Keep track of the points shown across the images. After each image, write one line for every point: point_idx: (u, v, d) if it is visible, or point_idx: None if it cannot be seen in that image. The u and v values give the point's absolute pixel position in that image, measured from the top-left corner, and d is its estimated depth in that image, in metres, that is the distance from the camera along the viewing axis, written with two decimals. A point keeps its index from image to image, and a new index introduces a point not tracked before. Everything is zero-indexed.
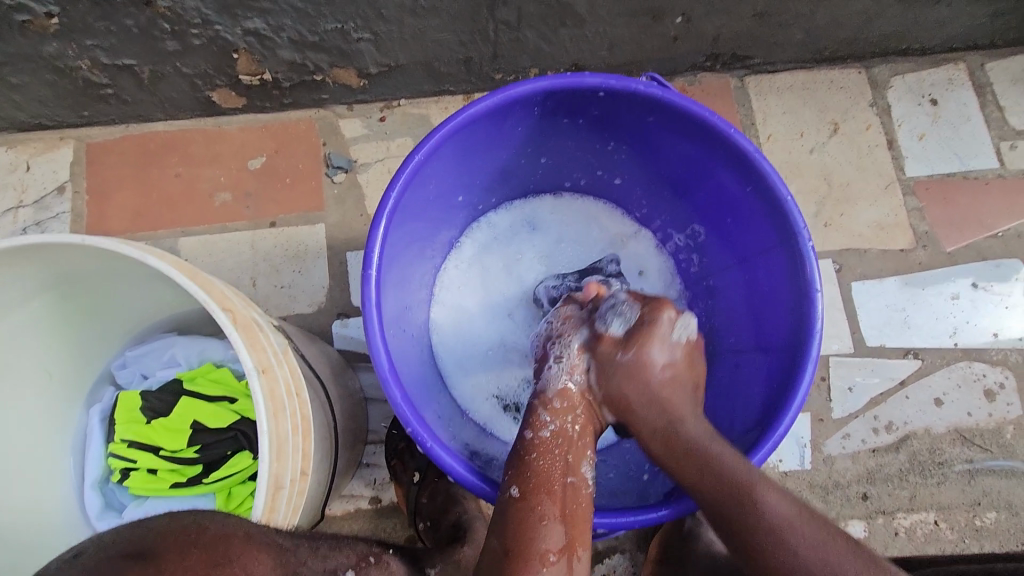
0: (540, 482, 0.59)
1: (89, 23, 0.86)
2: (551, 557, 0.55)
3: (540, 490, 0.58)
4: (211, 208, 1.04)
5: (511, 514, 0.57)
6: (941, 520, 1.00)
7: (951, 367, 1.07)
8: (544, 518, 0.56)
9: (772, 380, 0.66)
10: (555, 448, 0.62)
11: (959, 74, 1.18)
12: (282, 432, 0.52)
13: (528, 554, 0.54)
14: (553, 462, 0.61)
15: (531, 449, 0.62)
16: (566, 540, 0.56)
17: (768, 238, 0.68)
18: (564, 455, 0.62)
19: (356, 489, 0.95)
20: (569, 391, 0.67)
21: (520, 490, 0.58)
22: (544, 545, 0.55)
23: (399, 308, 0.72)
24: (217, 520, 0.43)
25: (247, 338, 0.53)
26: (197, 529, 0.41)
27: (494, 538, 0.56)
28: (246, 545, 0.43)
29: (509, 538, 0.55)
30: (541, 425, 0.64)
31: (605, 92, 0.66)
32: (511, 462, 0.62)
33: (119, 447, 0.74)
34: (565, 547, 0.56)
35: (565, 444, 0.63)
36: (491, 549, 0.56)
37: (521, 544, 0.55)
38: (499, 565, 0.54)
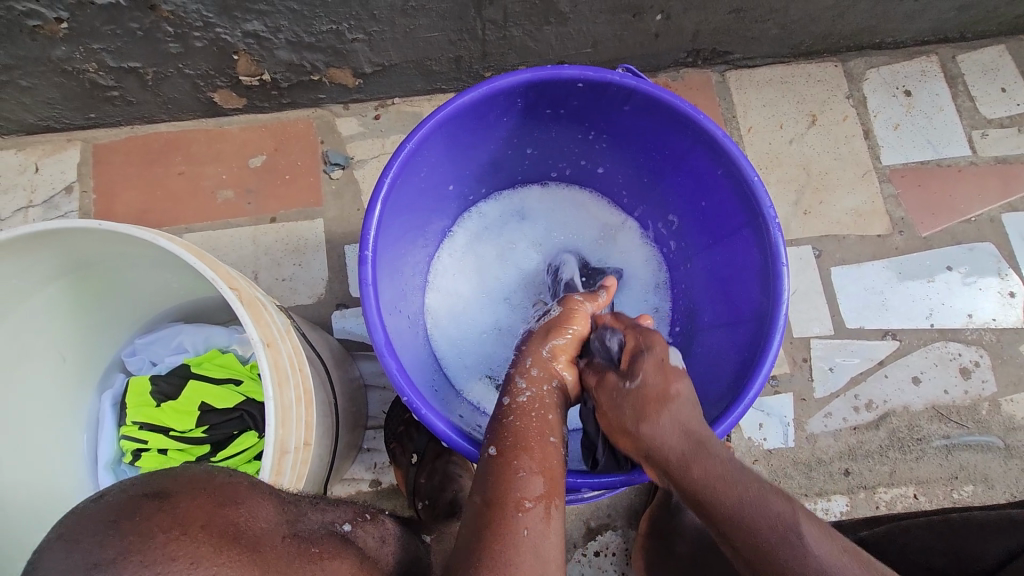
0: (517, 439, 0.61)
1: (96, 27, 0.90)
2: (526, 504, 0.56)
3: (518, 445, 0.61)
4: (213, 205, 1.08)
5: (489, 470, 0.59)
6: (920, 493, 1.04)
7: (928, 347, 1.11)
8: (521, 470, 0.58)
9: (744, 351, 0.70)
10: (532, 410, 0.65)
11: (931, 66, 1.23)
12: (286, 401, 0.56)
13: (506, 503, 0.56)
14: (531, 422, 0.63)
15: (508, 411, 0.64)
16: (543, 489, 0.58)
17: (739, 217, 0.72)
18: (542, 418, 0.64)
19: (356, 473, 0.99)
20: (541, 362, 0.71)
21: (497, 449, 0.61)
22: (520, 494, 0.57)
23: (395, 290, 0.76)
24: (227, 470, 0.47)
25: (252, 314, 0.57)
26: (206, 476, 0.45)
27: (475, 492, 0.59)
28: (251, 492, 0.47)
29: (488, 490, 0.58)
30: (518, 390, 0.67)
31: (584, 83, 0.70)
32: (491, 423, 0.65)
33: (130, 429, 0.77)
34: (542, 495, 0.57)
35: (542, 407, 0.65)
36: (473, 502, 0.58)
37: (498, 493, 0.57)
38: (479, 515, 0.57)
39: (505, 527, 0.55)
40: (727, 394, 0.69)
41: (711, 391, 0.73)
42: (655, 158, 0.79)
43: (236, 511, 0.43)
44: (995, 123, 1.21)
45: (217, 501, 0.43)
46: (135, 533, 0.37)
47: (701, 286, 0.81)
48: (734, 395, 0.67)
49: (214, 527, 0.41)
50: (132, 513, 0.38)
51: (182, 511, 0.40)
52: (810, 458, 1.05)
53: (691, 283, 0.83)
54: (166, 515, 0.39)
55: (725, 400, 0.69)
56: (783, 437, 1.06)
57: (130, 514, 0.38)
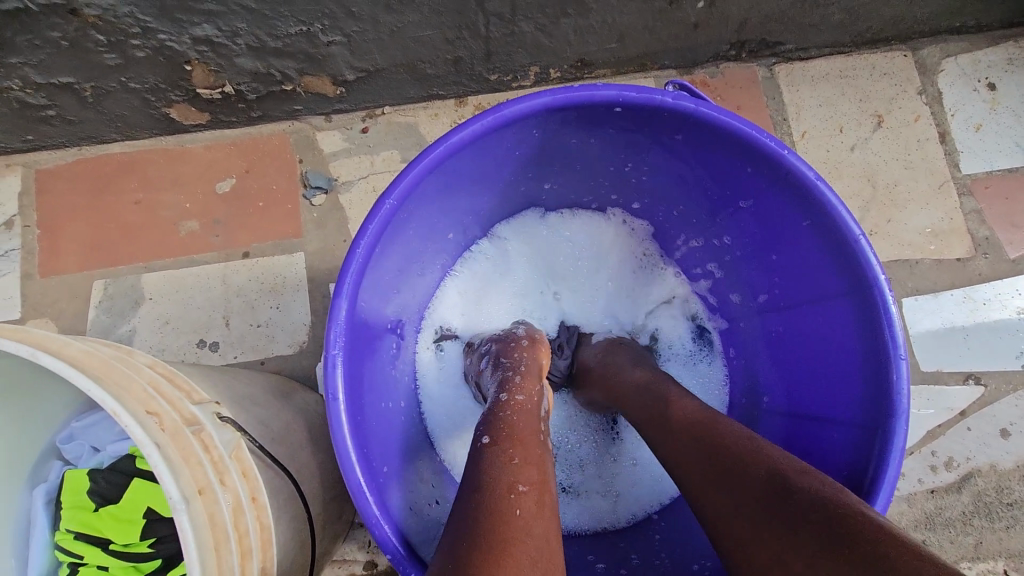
0: (512, 429, 0.50)
1: (8, 38, 0.73)
2: (519, 487, 0.44)
3: (511, 436, 0.49)
4: (176, 238, 0.93)
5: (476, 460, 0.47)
6: (1011, 569, 0.89)
7: (1018, 393, 0.94)
8: (513, 458, 0.46)
9: (846, 460, 0.54)
10: (533, 412, 0.53)
11: (1019, 54, 1.04)
12: (227, 571, 0.42)
13: (494, 483, 0.44)
14: (526, 420, 0.52)
15: (505, 407, 0.53)
16: (537, 477, 0.46)
17: (830, 282, 0.55)
18: (536, 419, 0.53)
19: (349, 553, 0.85)
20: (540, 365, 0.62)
21: (491, 438, 0.49)
22: (513, 478, 0.45)
23: (378, 375, 0.60)
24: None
25: (178, 453, 0.41)
26: None
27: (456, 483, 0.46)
28: None
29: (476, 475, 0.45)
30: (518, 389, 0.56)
31: (624, 108, 0.53)
32: (483, 418, 0.53)
33: (63, 539, 0.63)
34: (538, 484, 0.45)
35: (538, 416, 0.54)
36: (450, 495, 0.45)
37: (488, 476, 0.45)
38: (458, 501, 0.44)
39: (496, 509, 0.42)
40: None
41: None
42: (706, 197, 0.63)
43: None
44: None
45: None
46: None
47: (772, 357, 0.64)
48: None
49: None
50: None
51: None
52: None
53: (753, 350, 0.67)
54: None
55: None
56: None
57: None
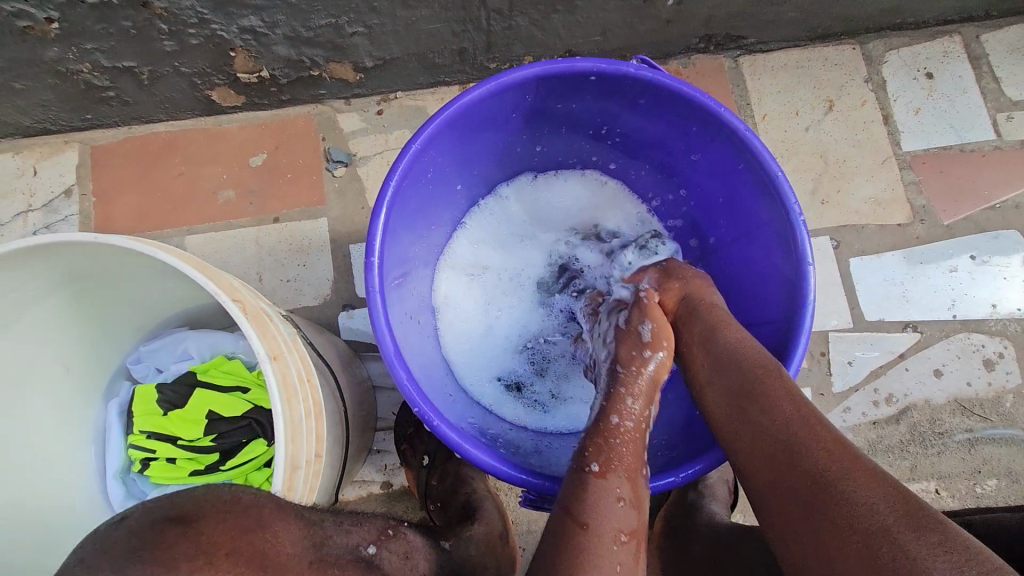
0: (620, 466, 0.59)
1: (88, 26, 0.87)
2: (622, 537, 0.55)
3: (620, 471, 0.59)
4: (214, 205, 1.06)
5: (589, 486, 0.57)
6: (942, 488, 1.02)
7: (950, 339, 1.08)
8: (620, 499, 0.57)
9: (770, 352, 0.68)
10: (639, 441, 0.62)
11: (954, 47, 1.18)
12: (296, 417, 0.55)
13: (600, 529, 0.55)
14: (633, 448, 0.62)
15: (621, 438, 0.62)
16: (637, 523, 0.56)
17: (761, 214, 0.69)
18: (641, 448, 0.62)
19: (367, 475, 0.97)
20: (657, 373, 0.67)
21: (600, 467, 0.59)
22: (618, 525, 0.55)
23: (405, 296, 0.74)
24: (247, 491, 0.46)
25: (258, 327, 0.55)
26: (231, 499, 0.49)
27: (568, 505, 0.57)
28: (273, 515, 0.51)
29: (589, 513, 0.55)
30: (628, 413, 0.64)
31: (597, 76, 0.67)
32: (591, 435, 0.62)
33: (137, 438, 0.76)
34: (636, 531, 0.56)
35: (643, 438, 0.63)
36: (562, 516, 0.56)
37: (598, 518, 0.55)
38: (571, 531, 0.55)
39: (599, 555, 0.54)
40: None
41: None
42: (668, 154, 0.77)
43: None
44: (1021, 105, 1.16)
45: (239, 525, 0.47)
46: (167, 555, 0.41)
47: (724, 282, 0.79)
48: None
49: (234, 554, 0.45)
50: (160, 538, 0.42)
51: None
52: None
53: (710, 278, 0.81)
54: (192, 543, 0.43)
55: None
56: None
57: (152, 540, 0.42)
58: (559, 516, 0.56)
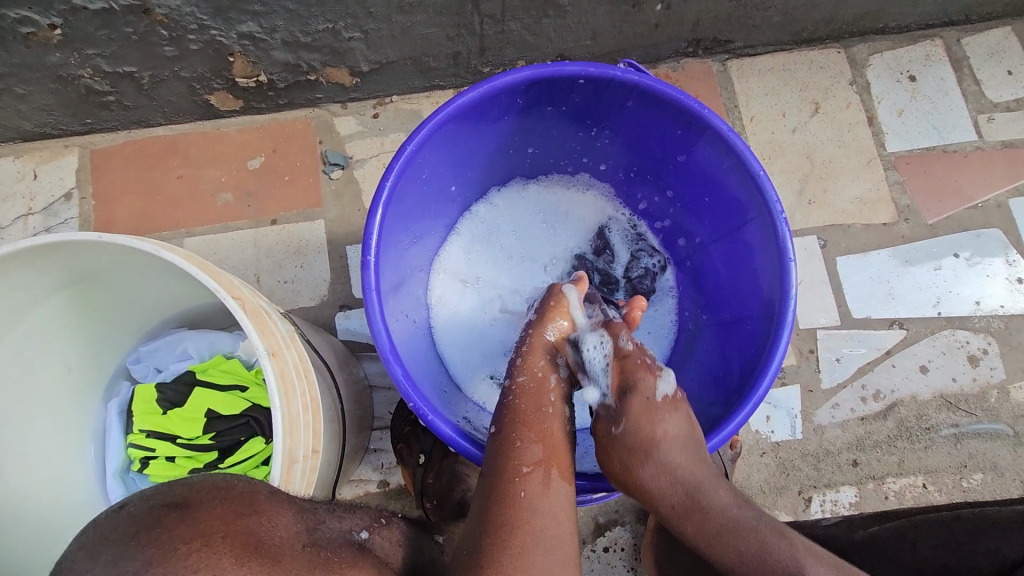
0: (516, 413, 0.63)
1: (90, 32, 0.89)
2: (525, 470, 0.59)
3: (516, 420, 0.63)
4: (213, 208, 1.08)
5: (489, 443, 0.61)
6: (929, 482, 1.04)
7: (935, 336, 1.10)
8: (519, 441, 0.61)
9: (754, 347, 0.70)
10: (534, 385, 0.66)
11: (935, 50, 1.21)
12: (293, 412, 0.56)
13: (503, 471, 0.59)
14: (531, 396, 0.65)
15: (509, 392, 0.66)
16: (539, 455, 0.60)
17: (745, 212, 0.72)
18: (542, 395, 0.65)
19: (364, 473, 0.99)
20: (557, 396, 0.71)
21: (498, 425, 0.63)
22: (518, 462, 0.59)
23: (400, 296, 0.76)
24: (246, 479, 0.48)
25: (257, 323, 0.57)
26: (227, 485, 0.46)
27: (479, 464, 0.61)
28: (270, 501, 0.48)
29: (489, 462, 0.60)
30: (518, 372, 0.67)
31: (585, 79, 0.69)
32: (494, 400, 0.67)
33: (137, 437, 0.78)
34: (541, 462, 0.60)
35: (543, 386, 0.67)
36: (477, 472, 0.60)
37: (498, 463, 0.59)
38: (484, 484, 0.59)
39: (506, 494, 0.58)
40: (741, 382, 0.69)
41: (722, 383, 0.73)
42: (655, 155, 0.80)
43: (257, 519, 0.45)
44: (1001, 107, 1.19)
45: (239, 510, 0.44)
46: (156, 546, 0.39)
47: (710, 279, 0.81)
48: (742, 392, 0.67)
49: (234, 538, 0.42)
50: (155, 525, 0.40)
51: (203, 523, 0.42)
52: (818, 449, 1.05)
53: (698, 276, 0.83)
54: (188, 528, 0.41)
55: (734, 399, 0.69)
56: (791, 429, 1.06)
57: (151, 526, 0.40)
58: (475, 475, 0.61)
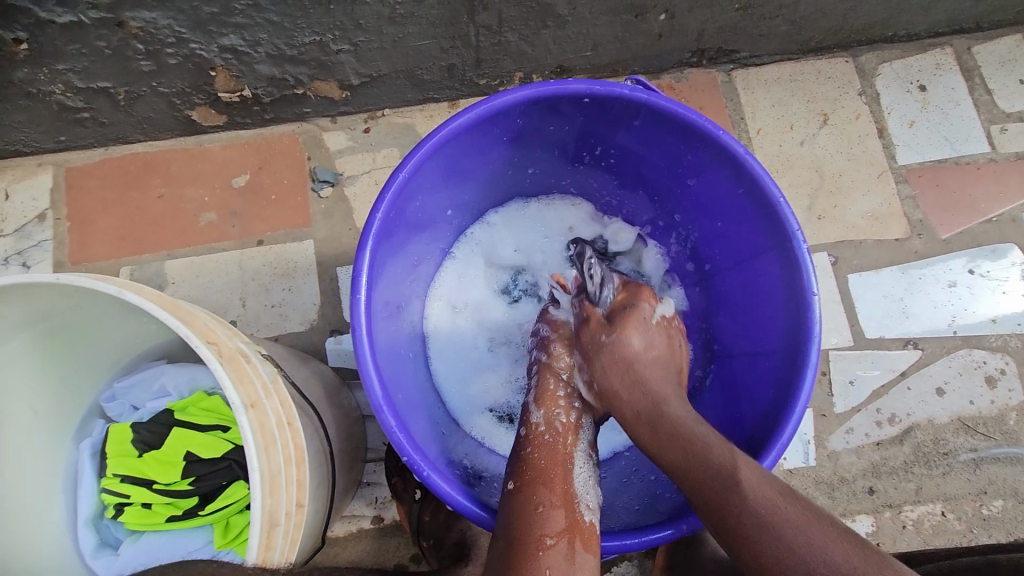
0: (537, 474, 0.61)
1: (60, 47, 0.84)
2: (548, 540, 0.55)
3: (536, 481, 0.60)
4: (196, 228, 1.02)
5: (508, 505, 0.59)
6: (948, 510, 1.00)
7: (952, 356, 1.06)
8: (540, 505, 0.58)
9: (774, 386, 0.65)
10: (551, 443, 0.65)
11: (946, 59, 1.17)
12: (274, 468, 0.52)
13: (525, 539, 0.55)
14: (549, 456, 0.64)
15: (526, 445, 0.65)
16: (563, 524, 0.57)
17: (760, 241, 0.68)
18: (559, 455, 0.64)
19: (357, 509, 0.93)
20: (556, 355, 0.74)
21: (516, 483, 0.61)
22: (541, 530, 0.56)
23: (392, 328, 0.71)
24: None
25: (232, 371, 0.52)
26: None
27: (495, 531, 0.57)
28: None
29: (509, 528, 0.56)
30: (534, 421, 0.68)
31: (590, 99, 0.65)
32: (511, 458, 0.65)
33: (111, 482, 0.72)
34: (564, 531, 0.56)
35: (560, 442, 0.66)
36: (493, 542, 0.56)
37: (518, 529, 0.56)
38: (500, 555, 0.55)
39: (527, 566, 0.53)
40: (762, 425, 0.65)
41: (739, 424, 0.69)
42: (663, 177, 0.75)
43: None
44: (1014, 117, 1.15)
45: None
46: None
47: (721, 309, 0.77)
48: (764, 439, 0.63)
49: None
50: None
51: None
52: (832, 477, 1.01)
53: (708, 305, 0.79)
54: None
55: (753, 443, 0.65)
56: (804, 455, 1.01)
57: None
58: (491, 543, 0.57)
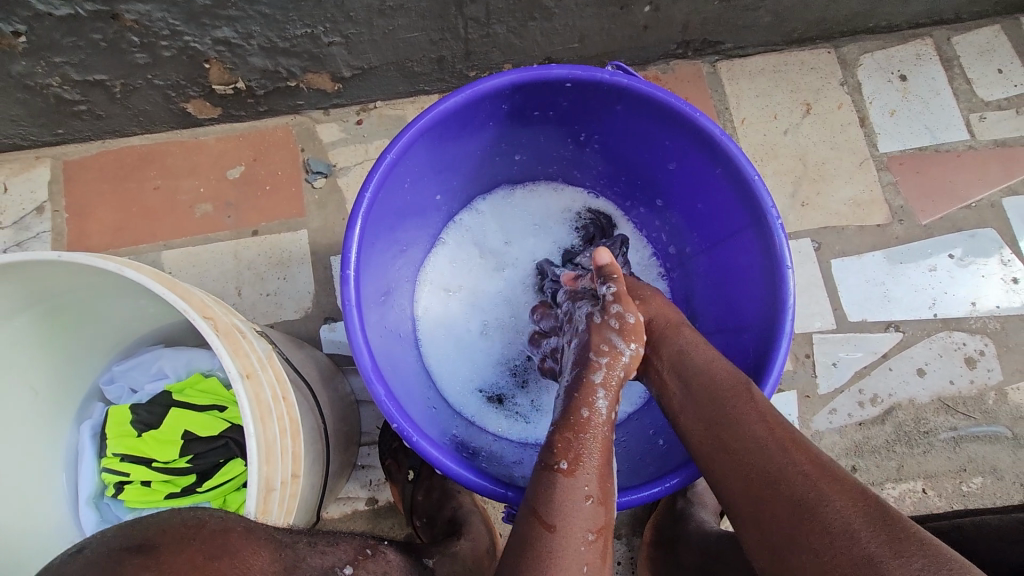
0: (584, 459, 0.58)
1: (56, 39, 0.86)
2: (591, 536, 0.54)
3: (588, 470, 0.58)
4: (192, 219, 1.04)
5: (556, 486, 0.56)
6: (929, 488, 1.03)
7: (932, 338, 1.09)
8: (589, 497, 0.56)
9: (751, 357, 0.68)
10: (606, 435, 0.61)
11: (926, 49, 1.20)
12: (270, 437, 0.54)
13: (568, 530, 0.54)
14: (601, 446, 0.60)
15: (587, 430, 0.60)
16: (605, 522, 0.56)
17: (738, 219, 0.70)
18: (609, 453, 0.61)
19: (352, 491, 0.95)
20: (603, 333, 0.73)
21: (569, 466, 0.57)
22: (585, 524, 0.54)
23: (382, 308, 0.73)
24: (209, 522, 0.48)
25: (229, 344, 0.54)
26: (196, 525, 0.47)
27: (538, 510, 0.55)
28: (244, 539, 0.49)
29: (556, 513, 0.54)
30: (598, 406, 0.63)
31: (572, 83, 0.67)
32: (560, 432, 0.61)
33: (111, 462, 0.74)
34: (604, 529, 0.55)
35: (612, 435, 0.62)
36: (535, 520, 0.55)
37: (565, 518, 0.54)
38: (541, 538, 0.53)
39: (567, 556, 0.52)
40: None
41: None
42: (645, 160, 0.77)
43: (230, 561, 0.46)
44: (993, 105, 1.18)
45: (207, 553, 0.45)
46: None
47: (702, 289, 0.79)
48: None
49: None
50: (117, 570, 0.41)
51: (166, 566, 0.43)
52: None
53: (690, 285, 0.82)
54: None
55: None
56: None
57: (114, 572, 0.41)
58: (524, 520, 0.55)
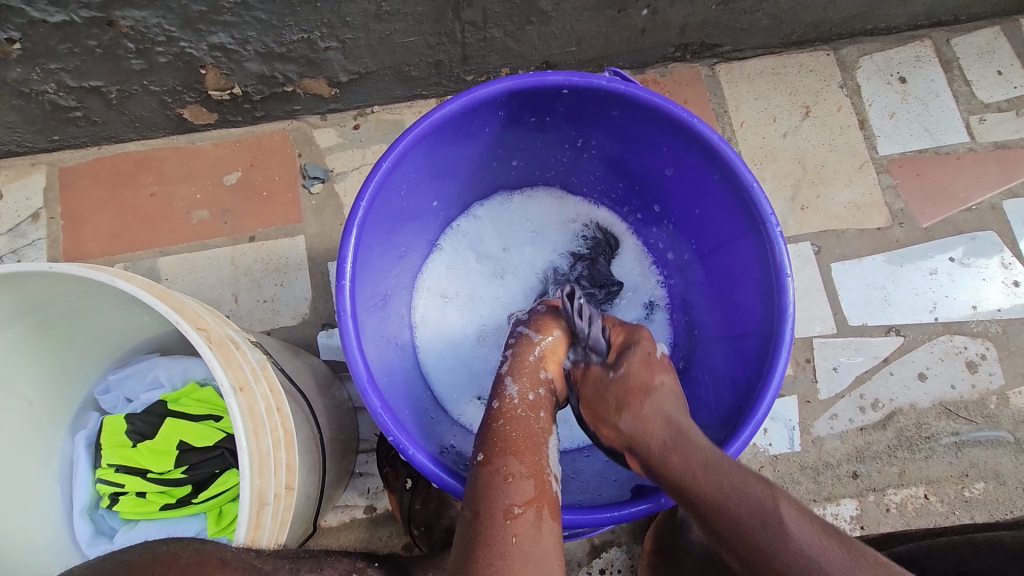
0: (506, 445, 0.58)
1: (51, 46, 0.85)
2: (515, 510, 0.52)
3: (507, 451, 0.57)
4: (188, 225, 1.03)
5: (477, 476, 0.56)
6: (931, 493, 1.02)
7: (933, 342, 1.08)
8: (510, 476, 0.55)
9: (750, 365, 0.67)
10: (524, 418, 0.62)
11: (925, 51, 1.20)
12: (263, 449, 0.53)
13: (494, 511, 0.52)
14: (521, 428, 0.60)
15: (497, 416, 0.62)
16: (533, 495, 0.54)
17: (737, 225, 0.69)
18: (534, 430, 0.61)
19: (350, 499, 0.95)
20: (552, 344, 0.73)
21: (485, 455, 0.58)
22: (509, 501, 0.53)
23: (378, 316, 0.72)
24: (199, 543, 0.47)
25: (222, 356, 0.54)
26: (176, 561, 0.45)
27: (466, 504, 0.54)
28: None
29: (478, 500, 0.54)
30: (506, 394, 0.64)
31: (569, 89, 0.66)
32: (481, 431, 0.62)
33: (106, 472, 0.74)
34: (532, 501, 0.53)
35: (533, 416, 0.63)
36: (463, 514, 0.54)
37: (486, 502, 0.53)
38: (467, 526, 0.52)
39: (494, 537, 0.50)
40: (738, 406, 0.66)
41: (717, 406, 0.70)
42: (642, 165, 0.77)
43: None
44: (993, 107, 1.17)
45: None
46: None
47: (700, 296, 0.79)
48: (740, 417, 0.64)
49: None
50: None
51: None
52: (817, 461, 1.03)
53: (688, 292, 0.81)
54: None
55: (728, 423, 0.67)
56: (789, 441, 1.03)
57: None
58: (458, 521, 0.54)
